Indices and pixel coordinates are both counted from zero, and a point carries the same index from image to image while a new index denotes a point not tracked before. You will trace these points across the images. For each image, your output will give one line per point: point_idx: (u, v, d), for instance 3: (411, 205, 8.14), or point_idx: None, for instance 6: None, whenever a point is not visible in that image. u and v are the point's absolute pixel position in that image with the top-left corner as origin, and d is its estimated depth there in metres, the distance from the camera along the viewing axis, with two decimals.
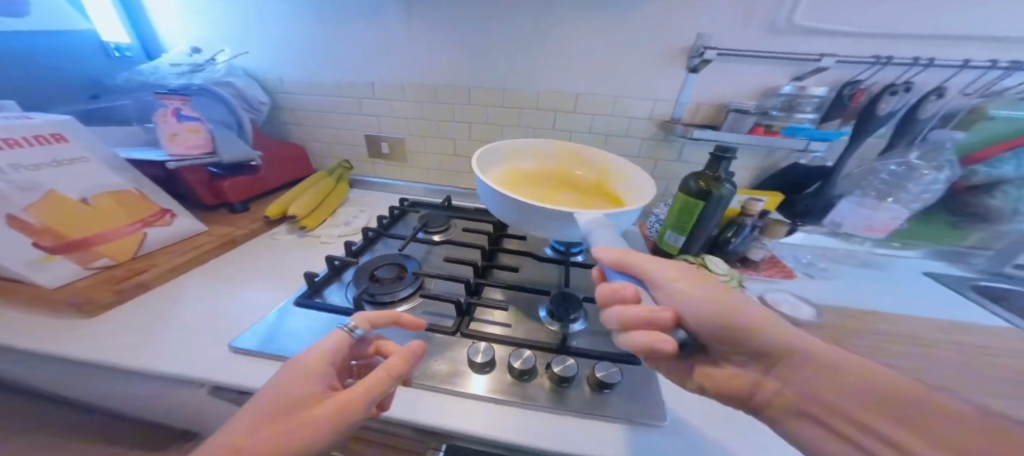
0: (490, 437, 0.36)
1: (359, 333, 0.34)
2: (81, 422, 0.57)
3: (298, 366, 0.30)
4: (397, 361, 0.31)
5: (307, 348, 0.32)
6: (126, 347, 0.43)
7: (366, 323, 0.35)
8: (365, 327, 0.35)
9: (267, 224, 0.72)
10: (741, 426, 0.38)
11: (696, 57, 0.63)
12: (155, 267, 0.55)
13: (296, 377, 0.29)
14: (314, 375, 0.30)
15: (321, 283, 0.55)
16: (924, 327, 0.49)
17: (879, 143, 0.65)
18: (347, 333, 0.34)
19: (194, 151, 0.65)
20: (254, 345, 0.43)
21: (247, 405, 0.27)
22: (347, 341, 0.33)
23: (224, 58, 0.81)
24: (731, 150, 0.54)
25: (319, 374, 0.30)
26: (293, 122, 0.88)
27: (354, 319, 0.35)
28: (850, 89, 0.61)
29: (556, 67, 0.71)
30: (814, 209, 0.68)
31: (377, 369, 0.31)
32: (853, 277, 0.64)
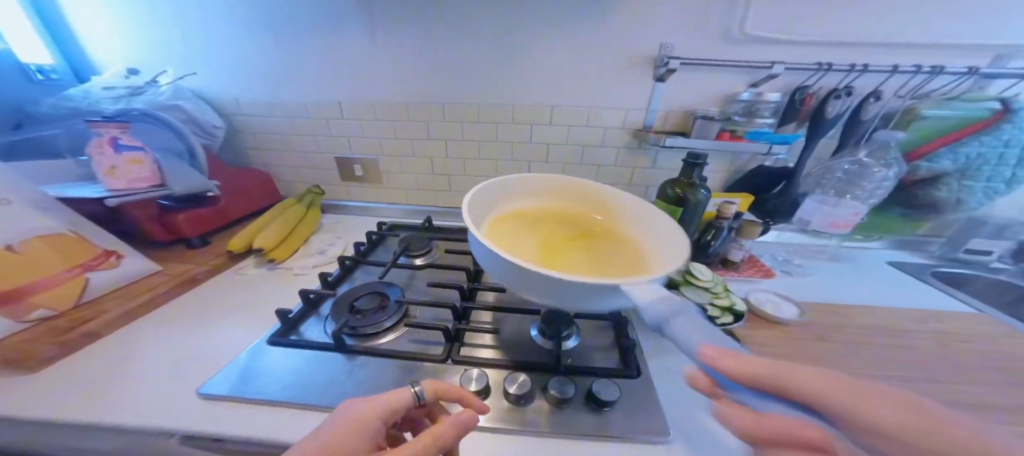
0: None
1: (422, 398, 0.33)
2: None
3: (355, 416, 0.29)
4: (447, 430, 0.30)
5: (368, 399, 0.31)
6: (65, 411, 0.37)
7: (434, 389, 0.34)
8: (430, 394, 0.33)
9: (232, 258, 0.67)
10: None
11: (662, 67, 0.66)
12: (99, 317, 0.50)
13: (349, 429, 0.29)
14: (366, 430, 0.29)
15: (296, 318, 0.51)
16: (888, 320, 0.53)
17: (831, 142, 0.70)
18: (413, 394, 0.33)
19: (138, 185, 0.59)
20: (227, 390, 0.39)
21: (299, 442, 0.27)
22: (408, 402, 0.32)
23: (168, 79, 0.77)
24: (702, 157, 0.57)
25: (369, 431, 0.29)
26: (255, 146, 0.83)
27: (424, 382, 0.34)
28: (800, 94, 0.65)
29: (528, 81, 0.71)
30: (782, 207, 0.71)
31: (424, 433, 0.29)
32: (825, 271, 0.67)
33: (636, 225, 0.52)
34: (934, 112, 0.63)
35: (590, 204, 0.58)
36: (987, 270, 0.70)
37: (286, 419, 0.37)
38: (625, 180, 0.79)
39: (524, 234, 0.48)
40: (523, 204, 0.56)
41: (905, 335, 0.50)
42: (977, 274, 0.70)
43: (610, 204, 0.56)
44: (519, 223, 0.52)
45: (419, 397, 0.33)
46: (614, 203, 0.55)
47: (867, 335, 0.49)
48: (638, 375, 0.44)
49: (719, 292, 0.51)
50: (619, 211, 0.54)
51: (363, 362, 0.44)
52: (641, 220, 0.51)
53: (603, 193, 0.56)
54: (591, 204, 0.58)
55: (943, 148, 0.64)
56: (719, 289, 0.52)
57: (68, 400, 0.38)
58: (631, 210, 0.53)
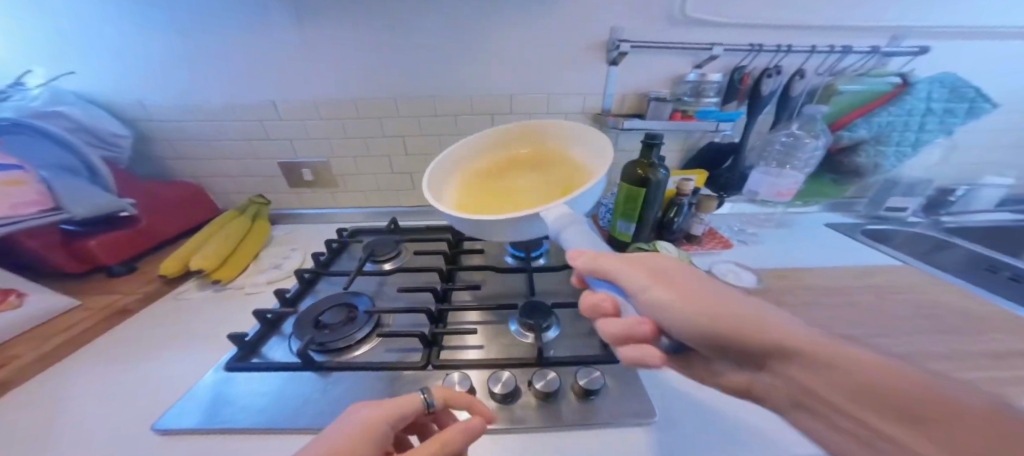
0: None
1: (430, 402, 0.31)
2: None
3: (362, 425, 0.27)
4: (457, 435, 0.28)
5: (376, 406, 0.29)
6: None
7: (444, 394, 0.33)
8: (440, 401, 0.32)
9: (167, 283, 0.58)
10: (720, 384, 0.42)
11: (614, 51, 0.67)
12: (11, 362, 0.41)
13: (356, 436, 0.26)
14: (373, 437, 0.27)
15: (256, 339, 0.46)
16: (827, 279, 0.59)
17: (769, 118, 0.75)
18: (422, 400, 0.31)
19: (24, 209, 0.49)
20: (195, 422, 0.35)
21: (307, 449, 0.25)
22: (418, 406, 0.30)
23: (37, 79, 0.65)
24: (658, 137, 0.58)
25: (376, 438, 0.27)
26: (180, 155, 0.73)
27: (433, 389, 0.32)
28: (738, 74, 0.69)
29: (483, 70, 0.69)
30: (733, 181, 0.78)
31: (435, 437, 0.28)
32: (775, 238, 0.73)
33: (584, 147, 0.54)
34: (848, 87, 0.70)
35: (543, 140, 0.59)
36: (902, 224, 0.81)
37: (259, 446, 0.33)
38: None
39: (485, 196, 0.52)
40: (474, 162, 0.57)
41: (842, 290, 0.56)
42: (896, 228, 0.80)
43: (559, 133, 0.57)
44: (479, 183, 0.55)
45: (428, 404, 0.31)
46: (562, 130, 0.56)
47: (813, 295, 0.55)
48: (619, 360, 0.45)
49: None
50: (564, 134, 0.56)
51: (338, 377, 0.41)
52: (589, 140, 0.53)
53: (547, 126, 0.57)
54: (542, 137, 0.59)
55: (859, 118, 0.71)
56: None
57: None
58: (580, 135, 0.54)
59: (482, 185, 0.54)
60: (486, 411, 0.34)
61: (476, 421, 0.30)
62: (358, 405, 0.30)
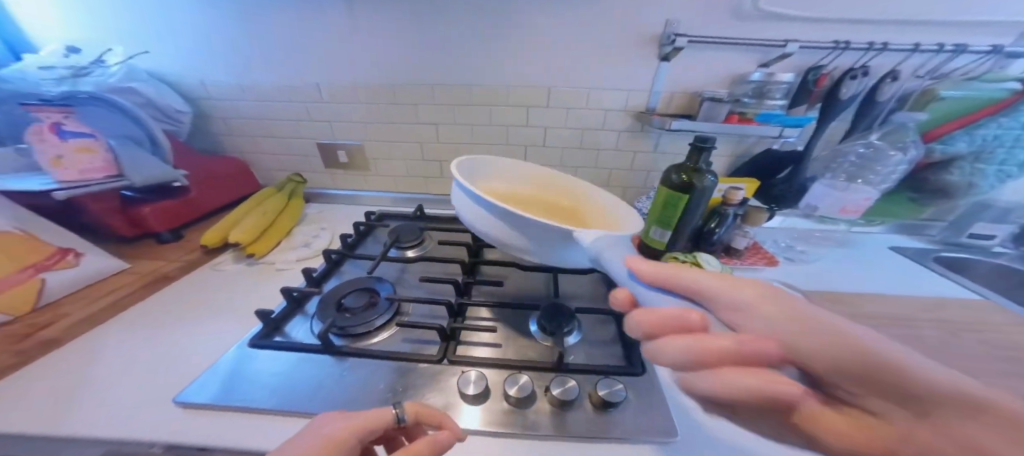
0: None
1: (401, 419, 0.30)
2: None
3: (329, 439, 0.27)
4: (425, 449, 0.28)
5: (343, 419, 0.29)
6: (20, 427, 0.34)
7: (414, 410, 0.31)
8: (411, 416, 0.31)
9: (207, 253, 0.62)
10: None
11: (668, 45, 0.62)
12: (62, 319, 0.45)
13: (321, 450, 0.26)
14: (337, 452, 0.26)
15: (279, 318, 0.47)
16: (891, 307, 0.52)
17: (843, 126, 0.67)
18: (393, 416, 0.30)
19: (91, 175, 0.54)
20: (210, 397, 0.36)
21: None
22: (389, 422, 0.30)
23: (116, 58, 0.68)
24: (711, 140, 0.54)
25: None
26: (227, 131, 0.77)
27: (407, 404, 0.31)
28: (813, 74, 0.62)
29: (524, 61, 0.66)
30: (789, 194, 0.70)
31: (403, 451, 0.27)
32: (829, 257, 0.66)
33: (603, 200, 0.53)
34: (952, 93, 0.60)
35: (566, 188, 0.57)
36: (986, 254, 0.70)
37: (271, 428, 0.34)
38: (626, 166, 0.76)
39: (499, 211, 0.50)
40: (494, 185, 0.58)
41: (908, 322, 0.49)
42: (980, 258, 0.70)
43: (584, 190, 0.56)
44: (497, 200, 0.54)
45: (399, 419, 0.30)
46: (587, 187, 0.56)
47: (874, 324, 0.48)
48: (643, 372, 0.42)
49: None
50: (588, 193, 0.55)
51: (354, 363, 0.41)
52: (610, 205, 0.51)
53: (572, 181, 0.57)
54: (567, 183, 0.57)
55: (959, 129, 0.62)
56: None
57: (26, 415, 0.35)
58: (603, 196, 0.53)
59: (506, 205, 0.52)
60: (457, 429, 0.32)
61: (444, 439, 0.29)
62: (324, 416, 0.29)
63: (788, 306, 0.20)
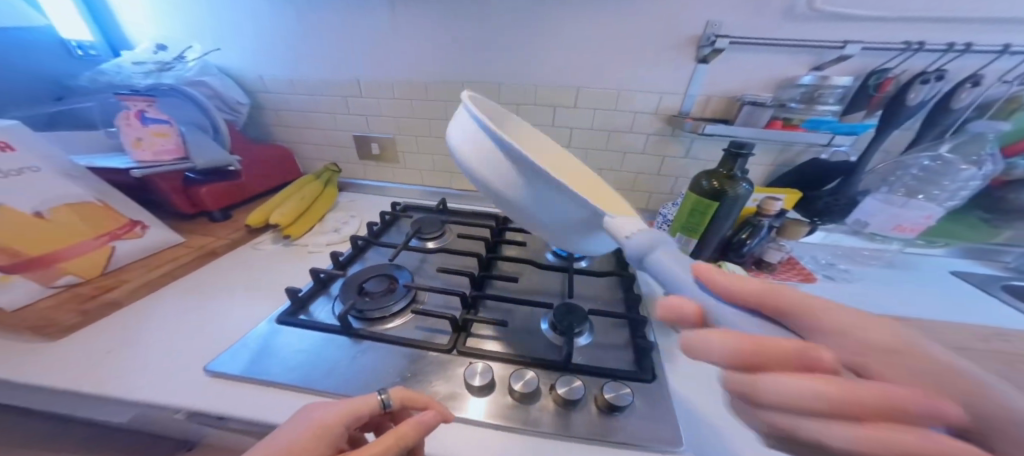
0: None
1: (386, 403, 0.32)
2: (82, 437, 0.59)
3: (315, 425, 0.29)
4: (409, 432, 0.29)
5: (329, 405, 0.31)
6: (86, 375, 0.39)
7: (398, 395, 0.33)
8: (396, 402, 0.32)
9: (250, 233, 0.68)
10: None
11: (707, 46, 0.59)
12: (127, 283, 0.51)
13: (308, 436, 0.28)
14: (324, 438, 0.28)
15: (306, 297, 0.51)
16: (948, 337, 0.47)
17: (907, 135, 0.61)
18: (378, 401, 0.32)
19: (163, 156, 0.60)
20: (239, 369, 0.39)
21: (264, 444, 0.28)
22: (373, 408, 0.31)
23: (194, 55, 0.75)
24: (747, 146, 0.51)
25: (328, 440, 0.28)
26: (276, 122, 0.83)
27: (391, 390, 0.33)
28: (875, 79, 0.57)
29: (554, 60, 0.66)
30: (836, 207, 0.63)
31: (389, 434, 0.29)
32: (877, 279, 0.60)
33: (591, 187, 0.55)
34: None
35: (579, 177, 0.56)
36: None
37: (289, 401, 0.37)
38: (654, 170, 0.73)
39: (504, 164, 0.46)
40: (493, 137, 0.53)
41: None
42: None
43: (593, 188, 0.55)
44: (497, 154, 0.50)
45: (385, 405, 0.32)
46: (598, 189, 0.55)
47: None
48: (653, 379, 0.41)
49: None
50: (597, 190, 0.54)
51: (368, 346, 0.44)
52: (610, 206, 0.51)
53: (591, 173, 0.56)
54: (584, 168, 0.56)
55: None
56: None
57: (94, 365, 0.40)
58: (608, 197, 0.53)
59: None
60: (445, 410, 0.34)
61: (426, 418, 0.31)
62: (310, 405, 0.32)
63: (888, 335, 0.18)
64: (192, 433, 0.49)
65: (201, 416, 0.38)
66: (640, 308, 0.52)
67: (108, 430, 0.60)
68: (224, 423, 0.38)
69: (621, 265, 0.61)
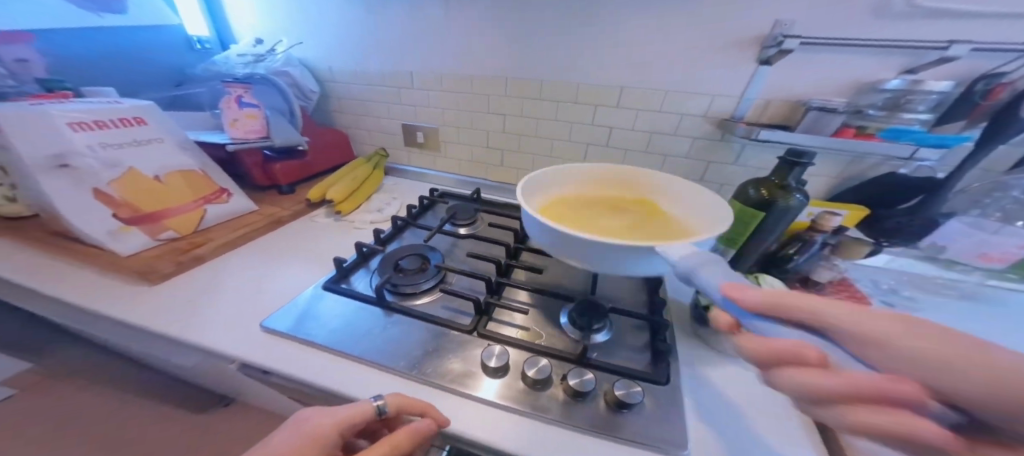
0: (495, 444, 0.34)
1: (382, 411, 0.35)
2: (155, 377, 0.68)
3: (313, 431, 0.32)
4: (403, 440, 0.33)
5: (326, 411, 0.34)
6: (175, 315, 0.47)
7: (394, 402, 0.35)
8: (392, 408, 0.35)
9: (310, 206, 0.76)
10: (789, 446, 0.35)
11: (772, 47, 0.55)
12: (210, 242, 0.61)
13: (306, 439, 0.32)
14: (322, 442, 0.32)
15: (349, 268, 0.56)
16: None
17: (1015, 154, 0.52)
18: (374, 408, 0.34)
19: (251, 135, 0.70)
20: (287, 328, 0.46)
21: (272, 436, 0.33)
22: (368, 416, 0.34)
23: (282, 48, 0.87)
24: (807, 155, 0.46)
25: (325, 442, 0.32)
26: (338, 110, 0.92)
27: (388, 397, 0.35)
28: (984, 84, 0.49)
29: (599, 58, 0.65)
30: (907, 227, 0.56)
31: (386, 440, 0.34)
32: (954, 314, 0.53)
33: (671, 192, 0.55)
34: None
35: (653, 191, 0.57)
36: None
37: (323, 362, 0.42)
38: (697, 175, 0.70)
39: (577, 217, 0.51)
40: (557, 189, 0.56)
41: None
42: None
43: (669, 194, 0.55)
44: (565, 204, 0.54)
45: (380, 411, 0.35)
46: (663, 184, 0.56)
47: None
48: (667, 382, 0.40)
49: None
50: (666, 202, 0.55)
51: (398, 319, 0.48)
52: (690, 204, 0.52)
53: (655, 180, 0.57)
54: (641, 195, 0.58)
55: None
56: None
57: (182, 307, 0.48)
58: (683, 194, 0.53)
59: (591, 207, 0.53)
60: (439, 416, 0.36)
61: (420, 425, 0.34)
62: (305, 411, 0.35)
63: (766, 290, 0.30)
64: (245, 380, 0.56)
65: (250, 368, 0.44)
66: (664, 312, 0.51)
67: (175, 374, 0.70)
68: (271, 374, 0.44)
69: None
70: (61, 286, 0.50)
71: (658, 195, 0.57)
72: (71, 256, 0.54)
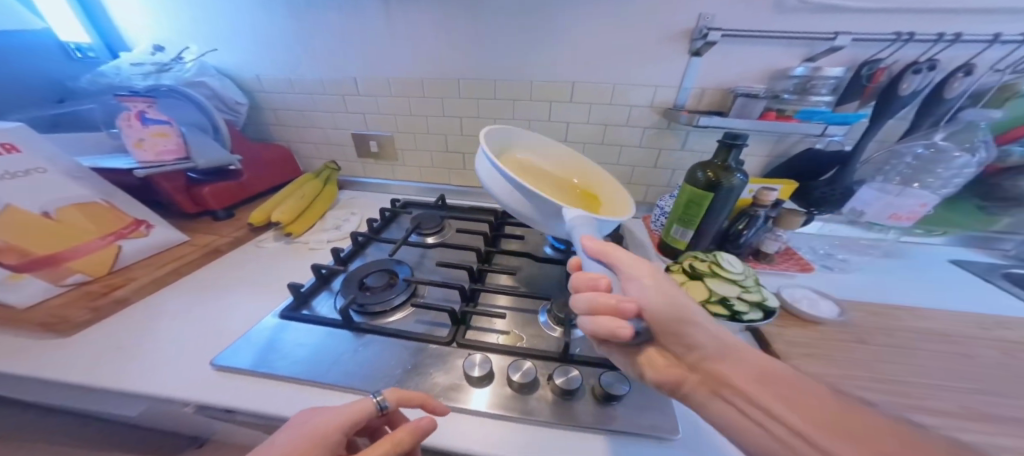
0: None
1: (383, 406, 0.32)
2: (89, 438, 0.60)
3: (312, 430, 0.29)
4: (406, 437, 0.30)
5: (320, 414, 0.31)
6: (92, 371, 0.40)
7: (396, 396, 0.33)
8: (393, 403, 0.32)
9: (253, 231, 0.69)
10: None
11: (700, 40, 0.59)
12: (133, 281, 0.52)
13: (306, 442, 0.28)
14: (324, 441, 0.28)
15: (308, 292, 0.52)
16: (933, 323, 0.49)
17: (900, 126, 0.62)
18: (374, 403, 0.32)
19: (165, 157, 0.61)
20: (248, 363, 0.40)
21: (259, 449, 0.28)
22: (369, 412, 0.31)
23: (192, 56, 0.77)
24: (742, 137, 0.51)
25: (329, 442, 0.29)
26: (275, 122, 0.84)
27: (387, 392, 0.33)
28: (868, 69, 0.57)
29: (548, 56, 0.66)
30: (833, 197, 0.64)
31: (386, 438, 0.30)
32: (873, 269, 0.63)
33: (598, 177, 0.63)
34: None
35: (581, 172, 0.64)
36: None
37: (294, 395, 0.38)
38: (650, 164, 0.74)
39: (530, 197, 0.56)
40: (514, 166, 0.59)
41: (947, 338, 0.47)
42: None
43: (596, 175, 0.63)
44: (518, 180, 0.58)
45: (381, 406, 0.32)
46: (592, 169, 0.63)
47: (906, 339, 0.46)
48: None
49: (750, 285, 0.47)
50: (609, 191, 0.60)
51: (369, 340, 0.45)
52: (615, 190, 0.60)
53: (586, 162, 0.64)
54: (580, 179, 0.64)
55: None
56: (750, 282, 0.47)
57: (104, 361, 0.41)
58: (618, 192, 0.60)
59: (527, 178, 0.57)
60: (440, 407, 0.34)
61: (422, 421, 0.31)
62: (305, 413, 0.31)
63: (667, 293, 0.32)
64: (203, 428, 0.50)
65: (210, 408, 0.39)
66: None
67: (120, 433, 0.61)
68: (235, 414, 0.39)
69: None
70: None
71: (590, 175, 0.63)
72: None
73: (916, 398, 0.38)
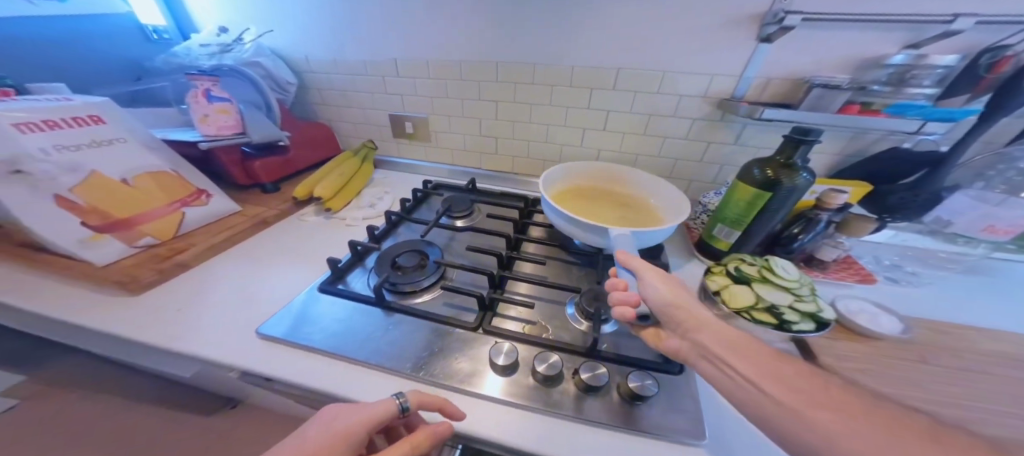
0: (499, 441, 0.34)
1: (404, 407, 0.33)
2: (149, 387, 0.66)
3: (337, 426, 0.31)
4: (423, 440, 0.31)
5: (349, 410, 0.32)
6: (159, 327, 0.44)
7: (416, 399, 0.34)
8: (414, 405, 0.33)
9: (296, 205, 0.73)
10: None
11: (773, 24, 0.52)
12: (193, 247, 0.57)
13: (331, 440, 0.29)
14: (350, 437, 0.30)
15: (344, 268, 0.54)
16: (1016, 351, 0.43)
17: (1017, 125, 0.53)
18: (397, 404, 0.33)
19: (224, 132, 0.65)
20: (283, 333, 0.43)
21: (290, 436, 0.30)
22: (391, 413, 0.32)
23: (251, 36, 0.81)
24: (814, 133, 0.45)
25: (354, 436, 0.30)
26: (319, 102, 0.87)
27: (409, 393, 0.34)
28: (988, 57, 0.48)
29: (594, 40, 0.62)
30: (912, 203, 0.56)
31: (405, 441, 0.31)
32: (947, 286, 0.56)
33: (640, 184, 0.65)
34: None
35: (618, 181, 0.67)
36: None
37: (324, 367, 0.40)
38: (696, 157, 0.69)
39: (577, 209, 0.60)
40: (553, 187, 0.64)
41: None
42: None
43: (634, 181, 0.66)
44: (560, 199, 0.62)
45: (402, 408, 0.33)
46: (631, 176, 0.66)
47: (980, 362, 0.41)
48: (679, 372, 0.40)
49: (805, 295, 0.43)
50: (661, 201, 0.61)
51: (399, 319, 0.46)
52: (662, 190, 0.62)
53: (622, 171, 0.67)
54: (639, 191, 0.65)
55: None
56: (805, 292, 0.43)
57: (169, 320, 0.45)
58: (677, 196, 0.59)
59: (594, 208, 0.61)
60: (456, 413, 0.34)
61: (439, 428, 0.33)
62: (331, 407, 0.33)
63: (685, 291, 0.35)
64: (246, 387, 0.54)
65: (253, 375, 0.42)
66: None
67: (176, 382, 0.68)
68: (275, 382, 0.42)
69: (652, 254, 0.59)
70: (35, 302, 0.47)
71: (629, 186, 0.66)
72: (40, 268, 0.50)
73: (983, 427, 0.34)
